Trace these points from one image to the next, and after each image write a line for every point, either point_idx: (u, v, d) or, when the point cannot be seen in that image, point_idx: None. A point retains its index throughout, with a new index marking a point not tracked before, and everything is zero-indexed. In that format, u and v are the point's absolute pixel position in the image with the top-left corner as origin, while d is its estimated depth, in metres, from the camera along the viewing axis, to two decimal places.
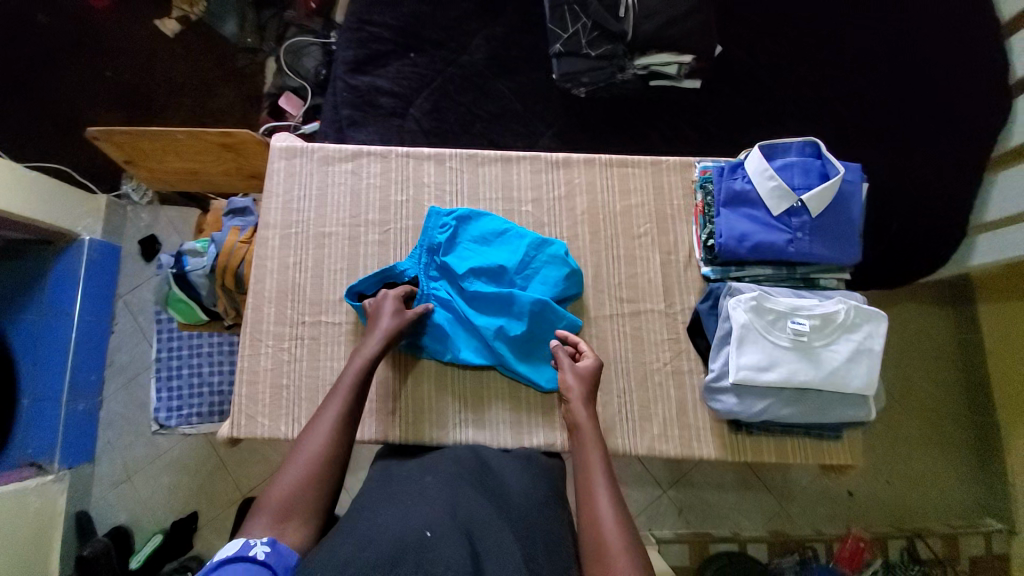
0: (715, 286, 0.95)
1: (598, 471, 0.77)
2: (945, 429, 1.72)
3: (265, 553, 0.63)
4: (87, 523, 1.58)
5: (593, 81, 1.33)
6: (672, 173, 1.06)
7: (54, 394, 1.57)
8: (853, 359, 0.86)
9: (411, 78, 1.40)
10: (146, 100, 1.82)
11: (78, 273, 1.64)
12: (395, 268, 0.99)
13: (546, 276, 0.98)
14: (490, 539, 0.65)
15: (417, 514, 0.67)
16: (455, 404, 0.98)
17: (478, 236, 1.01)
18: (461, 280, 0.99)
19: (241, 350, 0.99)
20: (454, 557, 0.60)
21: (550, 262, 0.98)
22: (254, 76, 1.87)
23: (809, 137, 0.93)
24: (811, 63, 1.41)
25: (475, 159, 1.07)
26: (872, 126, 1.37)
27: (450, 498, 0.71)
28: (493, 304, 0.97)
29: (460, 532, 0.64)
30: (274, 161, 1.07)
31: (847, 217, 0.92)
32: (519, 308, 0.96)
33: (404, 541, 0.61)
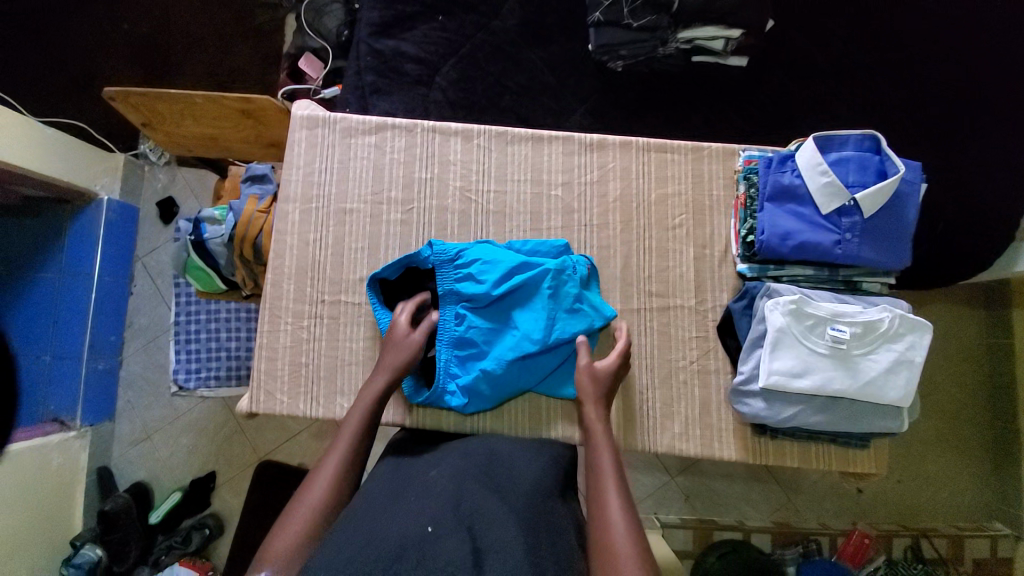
0: (751, 286, 0.90)
1: (609, 472, 0.76)
2: (964, 433, 1.68)
3: None
4: (108, 479, 1.64)
5: (631, 54, 1.25)
6: (713, 161, 0.99)
7: (74, 352, 1.60)
8: (893, 370, 0.82)
9: (438, 44, 1.32)
10: (162, 56, 1.76)
11: (98, 233, 1.65)
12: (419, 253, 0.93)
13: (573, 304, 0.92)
14: (493, 533, 0.64)
15: (420, 510, 0.67)
16: None
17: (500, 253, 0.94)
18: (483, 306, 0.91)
19: (259, 325, 0.98)
20: (455, 551, 0.59)
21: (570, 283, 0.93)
22: (273, 34, 1.80)
23: (869, 130, 0.87)
24: (870, 43, 1.30)
25: (504, 137, 1.02)
26: (929, 115, 1.27)
27: (454, 493, 0.70)
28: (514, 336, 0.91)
29: (462, 527, 0.63)
30: (295, 130, 1.02)
31: (901, 220, 0.86)
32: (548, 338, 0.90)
33: (405, 537, 0.61)
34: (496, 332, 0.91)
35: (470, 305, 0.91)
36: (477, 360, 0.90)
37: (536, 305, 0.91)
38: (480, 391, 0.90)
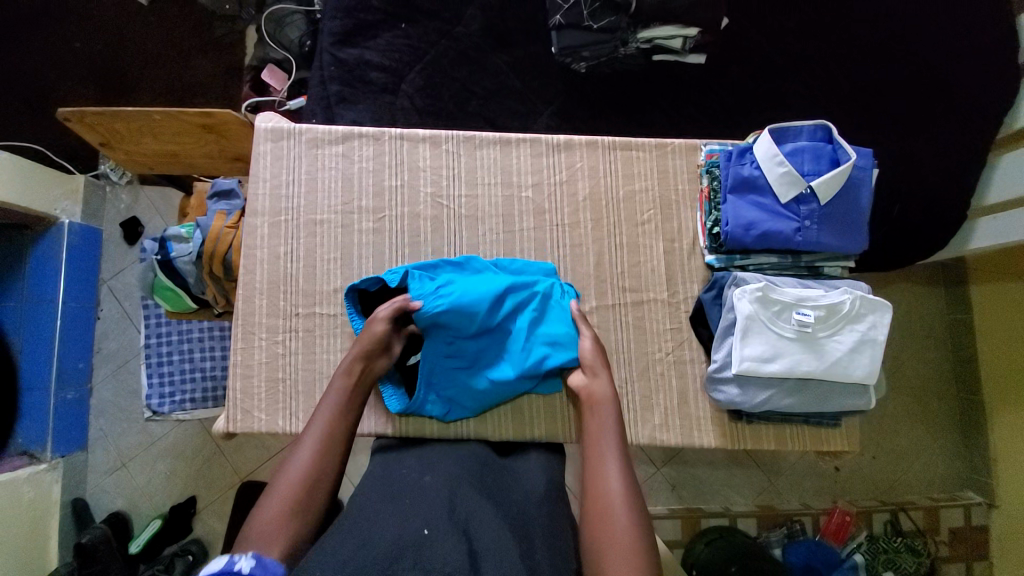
0: (720, 275, 0.92)
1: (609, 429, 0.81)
2: (931, 407, 1.76)
3: (250, 566, 0.58)
4: (83, 510, 1.57)
5: (594, 56, 1.27)
6: (678, 156, 1.02)
7: (41, 382, 1.54)
8: (857, 350, 0.86)
9: (403, 52, 1.32)
10: (119, 72, 1.71)
11: (60, 257, 1.59)
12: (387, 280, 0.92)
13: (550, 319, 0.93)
14: (488, 533, 0.65)
15: (414, 513, 0.67)
16: None
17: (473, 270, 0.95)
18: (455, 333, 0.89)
19: (232, 343, 0.96)
20: (452, 553, 0.59)
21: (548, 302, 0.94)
22: (234, 47, 1.77)
23: (821, 121, 0.90)
24: (820, 38, 1.35)
25: (472, 142, 1.02)
26: (879, 105, 1.33)
27: (448, 496, 0.70)
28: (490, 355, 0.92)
29: (457, 531, 0.63)
30: (259, 143, 1.01)
31: (855, 206, 0.90)
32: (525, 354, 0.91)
33: (402, 540, 0.61)
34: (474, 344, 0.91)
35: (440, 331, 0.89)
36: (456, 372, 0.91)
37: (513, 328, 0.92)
38: (461, 400, 0.92)
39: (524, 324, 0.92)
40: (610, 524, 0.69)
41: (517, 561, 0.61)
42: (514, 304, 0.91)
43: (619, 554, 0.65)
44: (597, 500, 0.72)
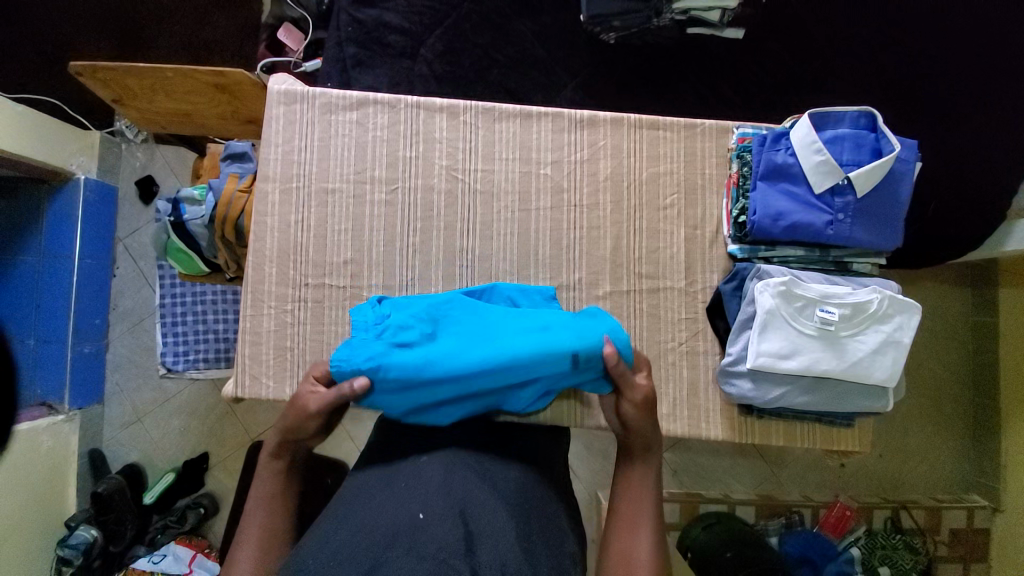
0: (741, 267, 0.89)
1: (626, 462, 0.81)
2: (944, 408, 1.72)
3: None
4: (99, 461, 1.64)
5: (624, 26, 1.20)
6: (706, 139, 0.97)
7: (58, 336, 1.58)
8: (880, 351, 0.83)
9: (423, 14, 1.26)
10: (133, 26, 1.67)
11: (76, 214, 1.60)
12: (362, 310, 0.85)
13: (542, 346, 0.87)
14: (485, 518, 0.64)
15: (410, 497, 0.66)
16: None
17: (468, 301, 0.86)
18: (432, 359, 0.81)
19: (242, 310, 0.96)
20: (445, 538, 0.59)
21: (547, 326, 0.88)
22: (250, 2, 1.71)
23: (865, 107, 0.84)
24: (871, 15, 1.26)
25: (491, 114, 0.98)
26: (927, 92, 1.24)
27: (445, 479, 0.69)
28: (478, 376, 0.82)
29: (453, 513, 0.63)
30: (272, 106, 0.97)
31: (893, 200, 0.85)
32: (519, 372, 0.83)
33: (396, 526, 0.61)
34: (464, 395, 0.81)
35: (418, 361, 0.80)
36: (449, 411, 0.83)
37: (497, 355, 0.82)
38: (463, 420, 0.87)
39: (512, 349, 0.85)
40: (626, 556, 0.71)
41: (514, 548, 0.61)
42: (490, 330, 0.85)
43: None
44: (628, 527, 0.74)
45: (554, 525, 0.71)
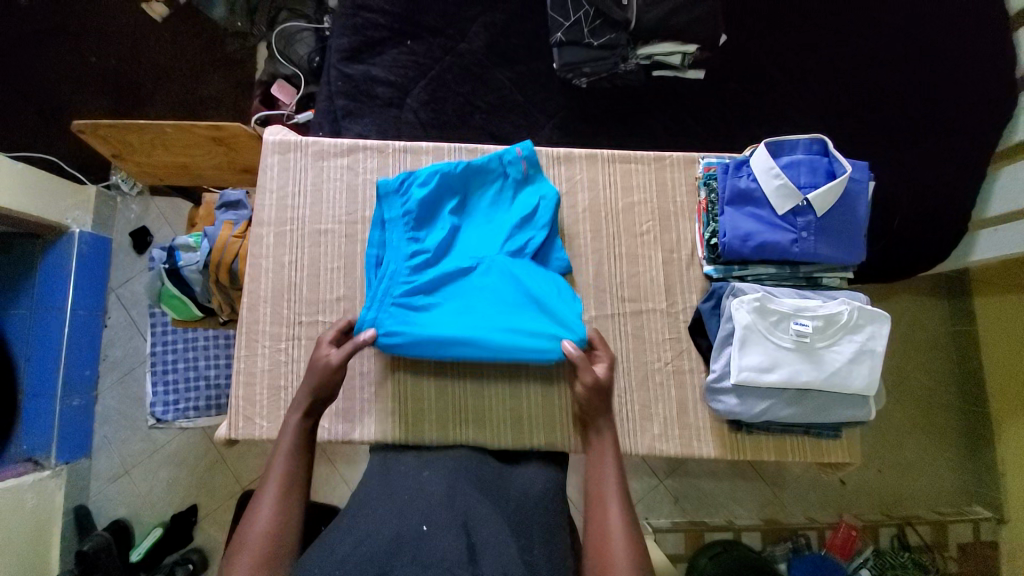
0: (718, 286, 0.93)
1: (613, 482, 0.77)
2: (938, 419, 1.74)
3: None
4: (86, 518, 1.59)
5: (594, 71, 1.30)
6: (676, 169, 1.03)
7: (47, 389, 1.57)
8: (856, 360, 0.86)
9: (408, 67, 1.36)
10: (133, 88, 1.76)
11: (70, 265, 1.63)
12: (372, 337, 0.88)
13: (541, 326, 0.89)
14: (487, 529, 0.66)
15: (412, 509, 0.69)
16: (455, 404, 0.97)
17: (465, 305, 0.90)
18: (436, 327, 0.88)
19: (236, 351, 0.97)
20: (447, 545, 0.61)
21: (550, 292, 0.91)
22: (245, 62, 1.82)
23: (816, 134, 0.91)
24: (817, 53, 1.38)
25: (474, 154, 1.04)
26: (877, 119, 1.35)
27: (447, 493, 0.72)
28: (472, 293, 0.90)
29: (456, 525, 0.65)
30: (267, 156, 1.03)
31: (852, 218, 0.90)
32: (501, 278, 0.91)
33: (401, 533, 0.64)
34: (447, 251, 0.92)
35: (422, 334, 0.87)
36: (423, 283, 0.88)
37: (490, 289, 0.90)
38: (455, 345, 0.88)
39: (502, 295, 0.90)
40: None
41: (517, 557, 0.63)
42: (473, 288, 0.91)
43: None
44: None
45: (553, 542, 0.71)
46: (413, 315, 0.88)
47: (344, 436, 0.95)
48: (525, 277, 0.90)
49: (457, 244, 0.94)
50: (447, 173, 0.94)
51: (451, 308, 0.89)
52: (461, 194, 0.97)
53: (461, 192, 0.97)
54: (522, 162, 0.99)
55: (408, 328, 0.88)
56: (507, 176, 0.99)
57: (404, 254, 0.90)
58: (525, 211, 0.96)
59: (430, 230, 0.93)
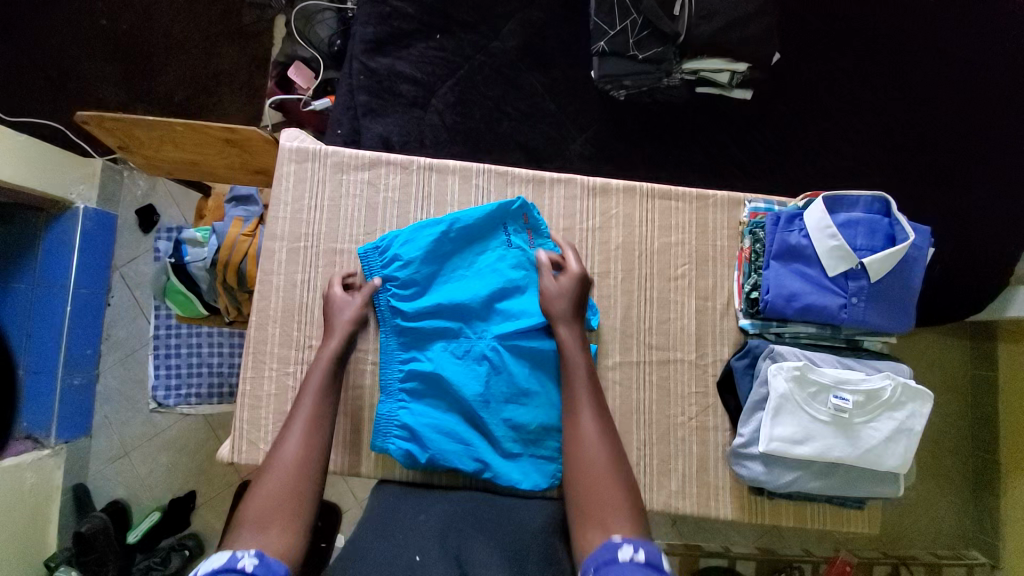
0: (754, 344, 0.88)
1: (585, 390, 0.79)
2: (945, 463, 1.71)
3: (254, 565, 0.57)
4: (84, 496, 1.59)
5: (635, 85, 1.22)
6: (718, 211, 0.96)
7: (49, 368, 1.55)
8: (892, 439, 0.81)
9: (436, 65, 1.27)
10: (142, 56, 1.67)
11: (74, 241, 1.59)
12: (384, 428, 0.88)
13: (538, 412, 0.88)
14: (479, 561, 0.66)
15: (406, 547, 0.68)
16: None
17: (465, 390, 0.87)
18: (438, 413, 0.88)
19: (243, 371, 0.92)
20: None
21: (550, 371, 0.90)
22: (261, 37, 1.72)
23: (879, 192, 0.84)
24: (875, 81, 1.28)
25: (504, 177, 0.97)
26: (931, 158, 1.26)
27: (439, 534, 0.71)
28: (466, 374, 0.89)
29: (449, 559, 0.66)
30: (283, 163, 0.96)
31: (906, 285, 0.84)
32: (489, 356, 0.89)
33: (394, 570, 0.63)
34: (436, 325, 0.91)
35: (428, 423, 0.87)
36: (421, 367, 0.89)
37: (481, 371, 0.89)
38: (461, 433, 0.87)
39: (496, 384, 0.88)
40: (598, 483, 0.69)
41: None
42: (468, 373, 0.89)
43: (610, 513, 0.66)
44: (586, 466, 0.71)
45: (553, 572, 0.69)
46: (413, 402, 0.88)
47: (349, 468, 0.92)
48: (515, 361, 0.89)
49: (446, 316, 0.91)
50: (445, 234, 0.92)
51: (448, 393, 0.89)
52: (456, 249, 0.94)
53: (457, 246, 0.94)
54: (528, 231, 0.95)
55: (416, 423, 0.87)
56: (513, 246, 0.95)
57: (394, 331, 0.91)
58: (527, 286, 0.93)
59: (418, 301, 0.91)
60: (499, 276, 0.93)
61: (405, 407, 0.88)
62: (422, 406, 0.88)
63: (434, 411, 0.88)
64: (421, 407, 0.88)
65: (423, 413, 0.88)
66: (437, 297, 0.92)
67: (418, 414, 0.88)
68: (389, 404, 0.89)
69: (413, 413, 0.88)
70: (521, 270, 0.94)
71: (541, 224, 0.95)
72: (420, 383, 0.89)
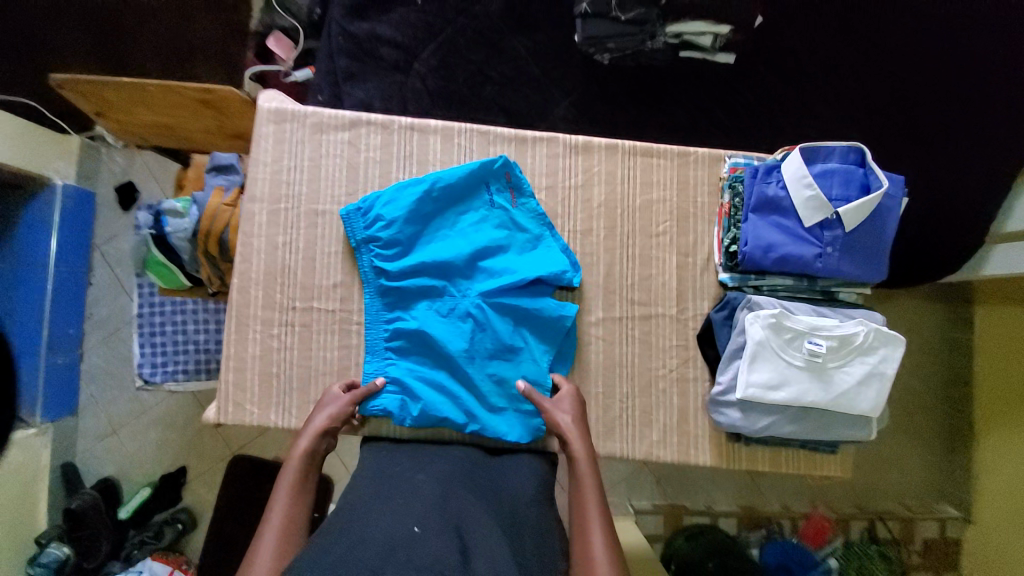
0: (732, 296, 0.90)
1: (593, 507, 0.73)
2: (920, 421, 1.77)
3: None
4: (73, 474, 1.59)
5: (618, 47, 1.22)
6: (699, 167, 0.97)
7: (31, 346, 1.52)
8: (864, 382, 0.84)
9: (417, 29, 1.25)
10: (110, 25, 1.61)
11: (53, 219, 1.55)
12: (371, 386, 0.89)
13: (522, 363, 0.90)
14: (480, 534, 0.64)
15: (406, 511, 0.67)
16: None
17: (448, 346, 0.88)
18: (423, 370, 0.90)
19: (226, 333, 0.92)
20: (442, 552, 0.59)
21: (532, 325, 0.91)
22: (237, 6, 1.67)
23: (854, 142, 0.85)
24: (856, 42, 1.29)
25: (486, 136, 0.97)
26: (910, 119, 1.28)
27: (439, 498, 0.70)
28: (450, 331, 0.89)
29: (449, 529, 0.63)
30: (261, 124, 0.94)
31: (879, 234, 0.86)
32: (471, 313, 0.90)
33: (392, 534, 0.62)
34: (419, 285, 0.91)
35: (415, 379, 0.89)
36: (405, 325, 0.89)
37: (464, 327, 0.90)
38: (447, 388, 0.89)
39: (480, 339, 0.89)
40: None
41: (509, 556, 0.62)
42: (451, 330, 0.89)
43: None
44: None
45: (546, 543, 0.70)
46: (399, 359, 0.90)
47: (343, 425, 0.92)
48: (496, 317, 0.90)
49: (431, 275, 0.91)
50: (427, 193, 0.92)
51: (433, 350, 0.90)
52: (441, 208, 0.94)
53: (440, 205, 0.94)
54: (511, 188, 0.95)
55: (402, 380, 0.89)
56: (496, 206, 0.94)
57: (377, 292, 0.92)
58: (510, 243, 0.94)
59: (402, 261, 0.91)
60: (483, 234, 0.94)
61: (391, 364, 0.90)
62: (408, 363, 0.90)
63: (421, 368, 0.90)
64: (407, 363, 0.90)
65: (409, 369, 0.89)
66: (420, 256, 0.92)
67: (404, 371, 0.89)
68: (375, 362, 0.90)
69: (399, 370, 0.89)
70: (504, 229, 0.94)
71: (524, 184, 0.95)
72: (406, 341, 0.90)
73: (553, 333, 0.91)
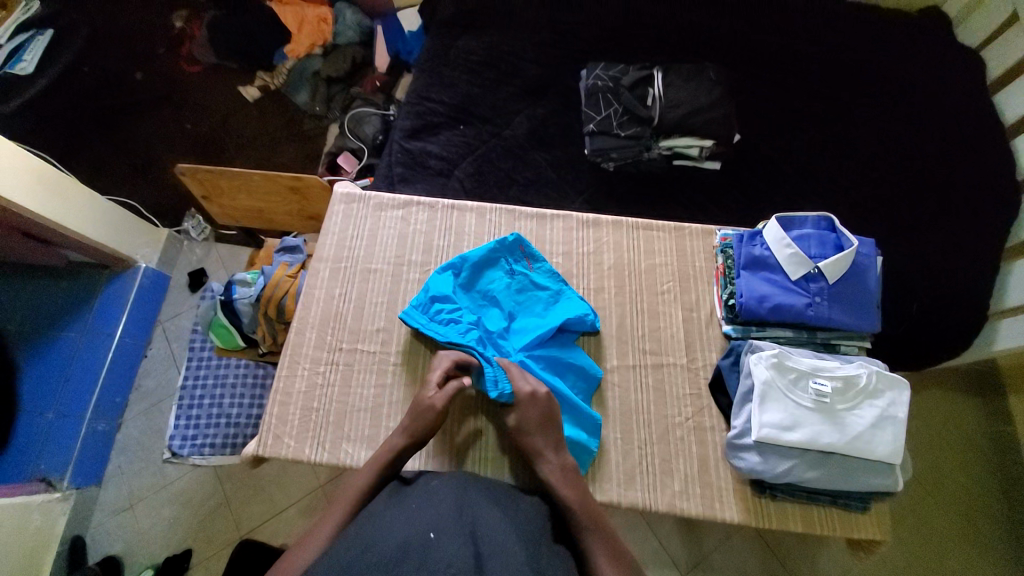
0: (736, 343, 0.98)
1: None
2: (984, 528, 1.58)
3: None
4: (80, 550, 1.55)
5: (621, 157, 1.50)
6: (694, 239, 1.13)
7: (78, 412, 1.62)
8: (879, 426, 0.86)
9: (459, 146, 1.58)
10: (218, 151, 2.06)
11: (126, 298, 1.77)
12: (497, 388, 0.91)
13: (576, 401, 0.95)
14: (498, 546, 0.60)
15: (421, 515, 0.64)
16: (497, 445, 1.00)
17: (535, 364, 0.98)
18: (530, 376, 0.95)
19: (278, 369, 1.03)
20: (455, 559, 0.56)
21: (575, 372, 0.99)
22: (316, 137, 2.11)
23: (823, 212, 1.01)
24: (822, 153, 1.54)
25: (513, 214, 1.18)
26: (884, 212, 1.46)
27: (457, 500, 0.67)
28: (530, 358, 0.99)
29: (464, 536, 0.60)
30: (334, 204, 1.18)
31: (862, 287, 0.97)
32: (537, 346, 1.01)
33: (405, 539, 0.59)
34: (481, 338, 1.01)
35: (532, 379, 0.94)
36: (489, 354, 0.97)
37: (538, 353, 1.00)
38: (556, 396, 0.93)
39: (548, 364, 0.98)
40: None
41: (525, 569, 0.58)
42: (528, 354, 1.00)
43: None
44: None
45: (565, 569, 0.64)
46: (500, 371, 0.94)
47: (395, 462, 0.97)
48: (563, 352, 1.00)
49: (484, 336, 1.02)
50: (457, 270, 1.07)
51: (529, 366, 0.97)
52: (471, 283, 1.08)
53: (472, 279, 1.08)
54: (526, 257, 1.10)
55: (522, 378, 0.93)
56: (514, 273, 1.08)
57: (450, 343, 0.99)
58: (538, 302, 1.06)
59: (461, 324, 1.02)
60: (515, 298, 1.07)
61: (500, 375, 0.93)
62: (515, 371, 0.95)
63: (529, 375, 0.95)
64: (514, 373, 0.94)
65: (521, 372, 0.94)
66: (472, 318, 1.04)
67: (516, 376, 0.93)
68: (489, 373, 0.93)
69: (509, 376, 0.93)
70: (525, 291, 1.07)
71: (536, 253, 1.10)
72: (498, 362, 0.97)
73: (580, 382, 0.99)
